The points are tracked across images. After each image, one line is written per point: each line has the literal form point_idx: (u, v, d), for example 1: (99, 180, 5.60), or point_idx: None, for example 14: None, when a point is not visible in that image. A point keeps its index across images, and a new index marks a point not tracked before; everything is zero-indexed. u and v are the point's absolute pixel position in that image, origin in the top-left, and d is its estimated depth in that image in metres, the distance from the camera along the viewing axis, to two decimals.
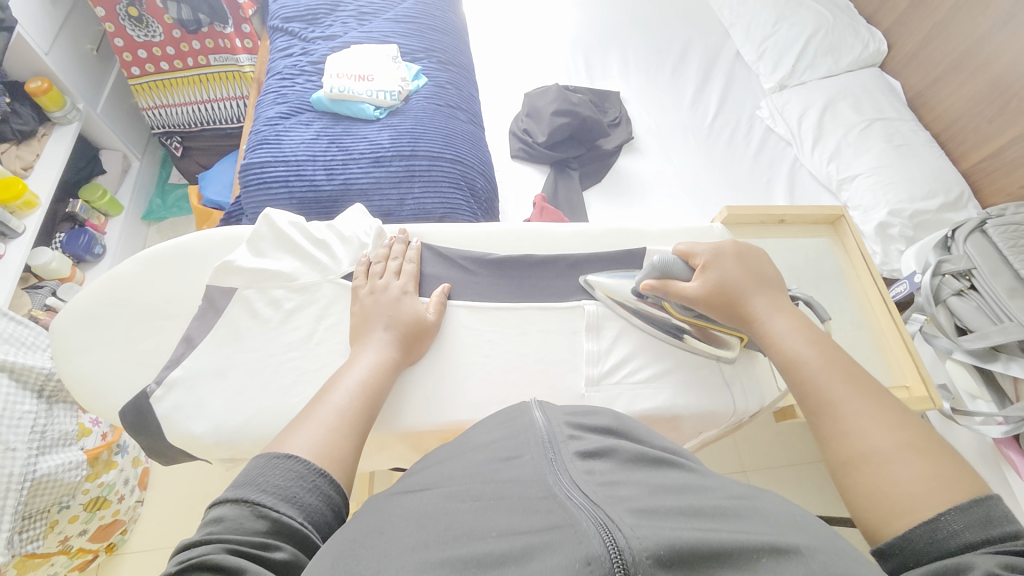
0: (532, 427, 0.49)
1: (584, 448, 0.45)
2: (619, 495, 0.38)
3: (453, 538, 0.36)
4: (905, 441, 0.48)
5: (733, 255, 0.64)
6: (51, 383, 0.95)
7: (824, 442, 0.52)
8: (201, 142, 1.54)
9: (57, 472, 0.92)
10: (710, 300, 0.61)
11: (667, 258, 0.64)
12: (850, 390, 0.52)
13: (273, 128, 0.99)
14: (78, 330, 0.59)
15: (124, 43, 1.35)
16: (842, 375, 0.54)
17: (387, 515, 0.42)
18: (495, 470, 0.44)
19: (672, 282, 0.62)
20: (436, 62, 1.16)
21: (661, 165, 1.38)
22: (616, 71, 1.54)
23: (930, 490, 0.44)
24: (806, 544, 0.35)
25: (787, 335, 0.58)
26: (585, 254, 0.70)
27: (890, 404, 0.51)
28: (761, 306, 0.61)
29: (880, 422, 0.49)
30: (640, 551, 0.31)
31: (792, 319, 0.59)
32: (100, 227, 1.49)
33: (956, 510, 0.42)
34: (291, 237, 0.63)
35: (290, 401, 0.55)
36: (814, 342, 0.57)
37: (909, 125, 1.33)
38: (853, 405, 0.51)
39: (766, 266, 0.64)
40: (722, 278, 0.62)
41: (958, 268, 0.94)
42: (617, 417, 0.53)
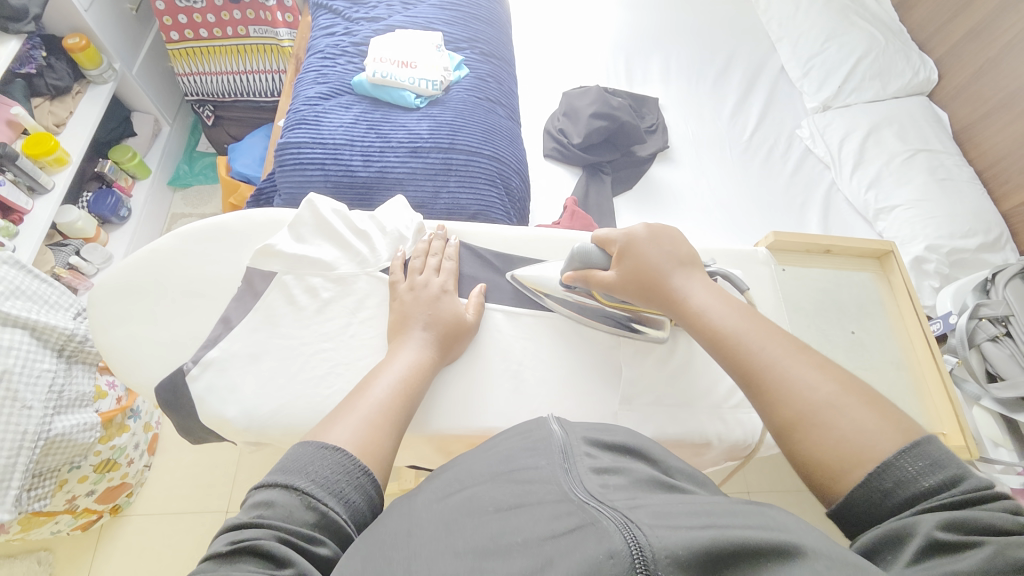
0: (550, 438, 0.48)
1: (599, 462, 0.43)
2: (637, 500, 0.37)
3: (477, 546, 0.35)
4: (838, 392, 0.46)
5: (648, 237, 0.59)
6: (71, 344, 0.95)
7: (760, 408, 0.49)
8: (232, 113, 1.54)
9: (71, 433, 0.93)
10: (630, 288, 0.59)
11: (586, 245, 0.61)
12: (775, 352, 0.50)
13: (312, 108, 0.98)
14: (114, 302, 0.59)
15: (165, 6, 1.34)
16: (765, 338, 0.51)
17: (417, 517, 0.41)
18: (520, 472, 0.43)
19: (592, 271, 0.60)
20: (479, 54, 1.14)
21: (695, 178, 1.35)
22: (656, 77, 1.51)
23: (865, 444, 0.43)
24: (809, 544, 0.33)
25: (709, 308, 0.54)
26: None
27: (814, 357, 0.50)
28: (681, 282, 0.57)
29: (809, 379, 0.47)
30: (661, 550, 0.31)
31: (711, 291, 0.56)
32: (127, 189, 1.49)
33: (893, 466, 0.41)
34: (333, 225, 0.62)
35: (322, 392, 0.55)
36: (735, 311, 0.54)
37: (953, 160, 1.30)
38: (780, 367, 0.49)
39: (681, 242, 0.60)
40: (637, 265, 0.58)
41: (996, 313, 0.91)
42: (632, 433, 0.52)
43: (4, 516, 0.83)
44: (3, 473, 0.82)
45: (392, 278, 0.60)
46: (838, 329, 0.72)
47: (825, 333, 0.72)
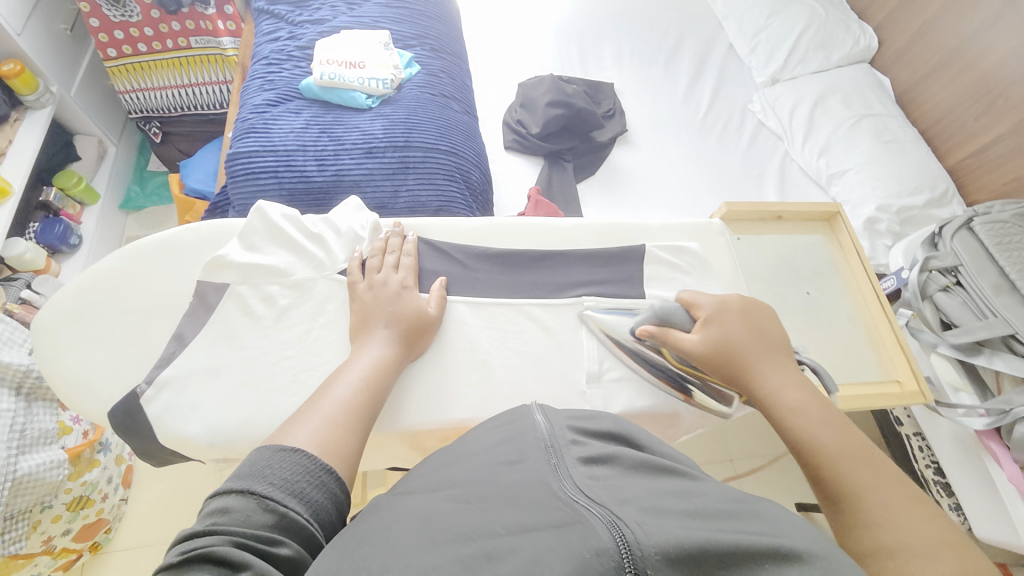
0: (534, 429, 0.48)
1: (588, 452, 0.44)
2: (625, 495, 0.37)
3: (458, 538, 0.35)
4: (935, 538, 0.41)
5: (738, 313, 0.60)
6: (29, 379, 0.92)
7: (844, 534, 0.45)
8: (182, 128, 1.49)
9: (39, 472, 0.89)
10: (712, 356, 0.58)
11: (668, 303, 0.61)
12: (871, 478, 0.47)
13: (261, 116, 0.95)
14: (62, 329, 0.57)
15: (99, 23, 1.28)
16: (863, 462, 0.48)
17: (397, 513, 0.40)
18: (497, 471, 0.44)
19: (672, 331, 0.59)
20: (429, 50, 1.13)
21: (654, 159, 1.37)
22: (610, 64, 1.53)
23: None
24: (810, 550, 0.34)
25: (802, 410, 0.53)
26: (587, 249, 0.70)
27: (918, 500, 0.45)
28: (772, 372, 0.56)
29: (908, 515, 0.43)
30: (650, 547, 0.31)
31: (801, 387, 0.55)
32: (76, 216, 1.43)
33: None
34: (284, 230, 0.61)
35: (288, 400, 0.54)
36: (833, 423, 0.51)
37: (897, 122, 1.35)
38: (877, 494, 0.45)
39: (774, 331, 0.60)
40: (726, 336, 0.58)
41: (945, 264, 0.95)
42: (617, 421, 0.52)
43: None
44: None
45: (350, 279, 0.59)
46: (795, 291, 0.75)
47: (782, 295, 0.74)
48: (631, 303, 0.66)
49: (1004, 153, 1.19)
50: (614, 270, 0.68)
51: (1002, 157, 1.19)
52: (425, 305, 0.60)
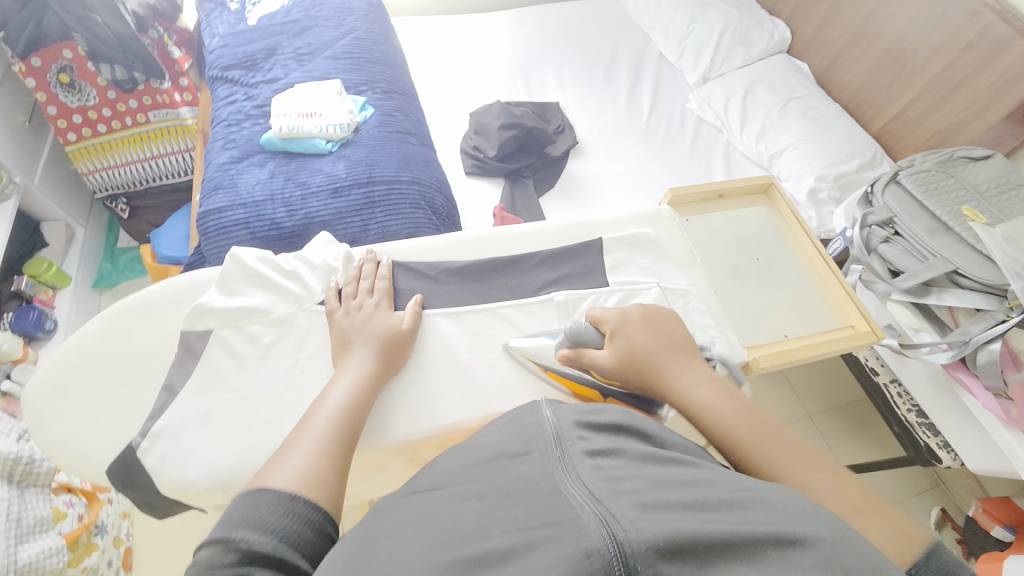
0: (541, 423, 0.47)
1: (593, 445, 0.43)
2: (623, 487, 0.37)
3: (451, 550, 0.35)
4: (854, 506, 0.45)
5: (641, 320, 0.60)
6: (19, 466, 0.96)
7: None
8: (149, 200, 1.52)
9: (39, 560, 0.91)
10: (625, 373, 0.56)
11: (578, 324, 0.60)
12: (783, 455, 0.48)
13: (226, 173, 0.99)
14: (50, 400, 0.58)
15: (57, 110, 1.31)
16: (771, 439, 0.49)
17: (405, 511, 0.42)
18: (496, 466, 0.44)
19: (585, 352, 0.58)
20: (380, 93, 1.20)
21: (609, 164, 1.46)
22: (553, 84, 1.63)
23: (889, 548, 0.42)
24: (816, 534, 0.35)
25: (713, 407, 0.52)
26: (551, 250, 0.73)
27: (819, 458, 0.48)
28: (676, 374, 0.55)
29: (830, 490, 0.45)
30: (640, 543, 0.31)
31: (709, 384, 0.54)
32: (49, 301, 1.43)
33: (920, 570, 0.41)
34: (260, 271, 0.64)
35: (283, 429, 0.56)
36: (738, 409, 0.51)
37: (820, 100, 1.47)
38: (792, 468, 0.47)
39: (677, 329, 0.59)
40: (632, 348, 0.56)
41: (881, 218, 1.04)
42: (625, 412, 0.50)
43: None
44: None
45: (328, 308, 0.62)
46: (745, 259, 0.74)
47: (736, 266, 0.73)
48: (596, 292, 0.68)
49: (922, 112, 1.30)
50: (577, 264, 0.72)
51: (922, 116, 1.30)
52: (400, 321, 0.63)
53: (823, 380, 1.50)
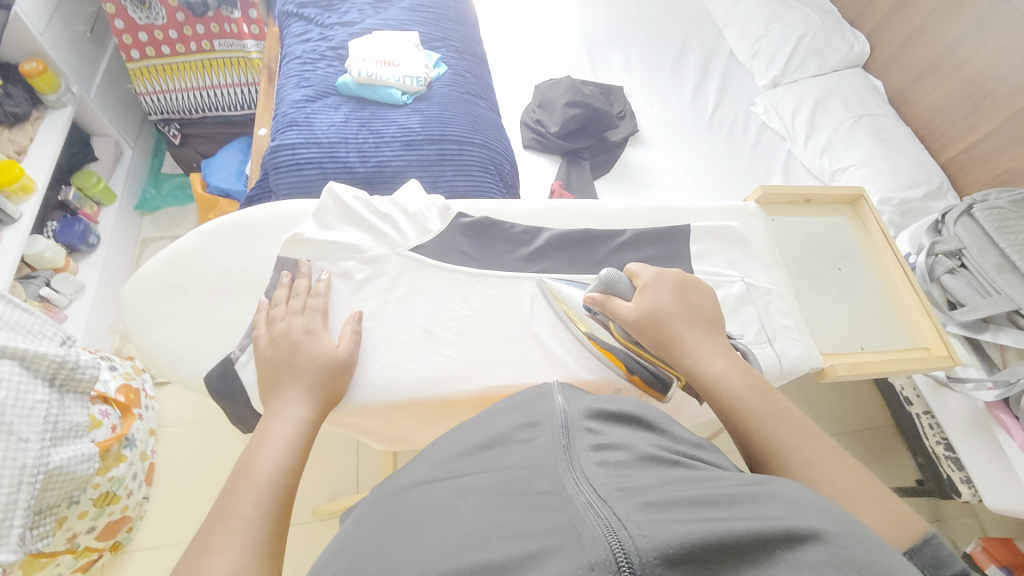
0: (550, 409, 0.47)
1: (600, 439, 0.42)
2: (629, 486, 0.36)
3: (451, 546, 0.34)
4: (854, 488, 0.45)
5: (673, 283, 0.60)
6: (63, 371, 0.90)
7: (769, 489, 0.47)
8: (202, 130, 1.52)
9: (69, 465, 0.89)
10: (641, 326, 0.57)
11: (615, 273, 0.60)
12: (789, 433, 0.48)
13: (301, 111, 0.97)
14: (152, 302, 0.61)
15: (123, 25, 1.30)
16: (777, 417, 0.50)
17: (423, 503, 0.40)
18: (513, 435, 0.46)
19: (612, 299, 0.59)
20: (454, 51, 1.18)
21: (667, 156, 1.44)
22: (619, 68, 1.60)
23: (878, 534, 0.42)
24: (828, 529, 0.33)
25: (724, 376, 0.53)
26: (633, 231, 0.71)
27: (828, 444, 0.48)
28: (694, 342, 0.56)
29: (832, 471, 0.46)
30: (648, 551, 0.29)
31: (721, 355, 0.55)
32: (94, 216, 1.43)
33: (904, 556, 0.41)
34: (357, 210, 0.64)
35: (370, 369, 0.58)
36: (751, 381, 0.53)
37: (892, 121, 1.43)
38: (795, 448, 0.47)
39: (705, 299, 0.60)
40: (656, 305, 0.57)
41: (949, 248, 1.03)
42: (640, 404, 0.51)
43: (9, 557, 0.78)
44: (3, 512, 0.77)
45: (254, 334, 0.56)
46: (827, 269, 0.75)
47: (815, 272, 0.74)
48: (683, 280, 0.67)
49: (994, 148, 1.27)
50: (662, 249, 0.69)
51: (993, 153, 1.27)
52: (335, 343, 0.57)
53: (845, 405, 1.49)
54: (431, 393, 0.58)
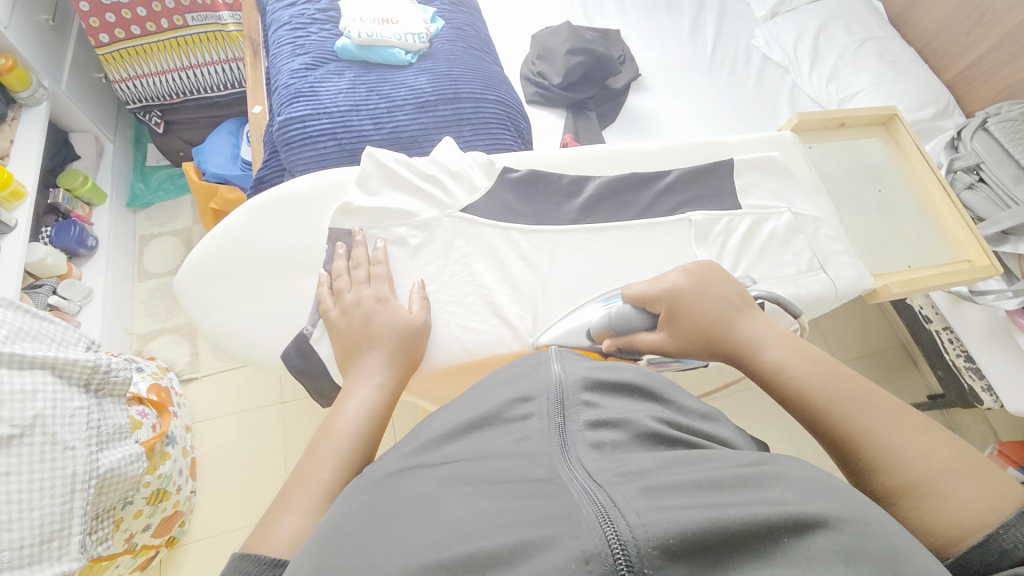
0: (547, 379, 0.45)
1: (597, 415, 0.41)
2: (628, 468, 0.35)
3: (440, 535, 0.33)
4: (937, 461, 0.42)
5: (697, 277, 0.58)
6: (97, 375, 0.84)
7: (855, 478, 0.45)
8: (184, 116, 1.44)
9: (120, 467, 0.85)
10: (683, 341, 0.56)
11: (622, 306, 0.60)
12: (870, 413, 0.46)
13: (304, 80, 0.92)
14: (209, 284, 0.66)
15: (89, 6, 1.20)
16: (855, 397, 0.47)
17: (406, 494, 0.38)
18: (507, 411, 0.43)
19: (634, 333, 0.58)
20: (449, 4, 1.10)
21: (671, 100, 1.40)
22: (613, 11, 1.53)
23: (985, 508, 0.40)
24: (835, 515, 0.32)
25: (785, 361, 0.51)
26: (681, 169, 0.74)
27: (907, 414, 0.46)
28: (750, 334, 0.54)
29: (913, 445, 0.43)
30: (646, 542, 0.29)
31: (780, 341, 0.52)
32: (87, 218, 1.38)
33: (1014, 526, 0.38)
34: (401, 173, 0.69)
35: (440, 331, 0.64)
36: (815, 364, 0.50)
37: (896, 43, 1.40)
38: (883, 429, 0.44)
39: (734, 283, 0.58)
40: (688, 309, 0.56)
41: (968, 164, 1.04)
42: (642, 371, 0.49)
43: (73, 565, 0.74)
44: (59, 522, 0.72)
45: (323, 307, 0.61)
46: (866, 190, 0.80)
47: (856, 195, 0.79)
48: (730, 214, 0.71)
49: (999, 62, 1.25)
50: (708, 185, 0.73)
51: (998, 67, 1.26)
52: (408, 311, 0.61)
53: (853, 329, 1.52)
54: (498, 347, 0.64)
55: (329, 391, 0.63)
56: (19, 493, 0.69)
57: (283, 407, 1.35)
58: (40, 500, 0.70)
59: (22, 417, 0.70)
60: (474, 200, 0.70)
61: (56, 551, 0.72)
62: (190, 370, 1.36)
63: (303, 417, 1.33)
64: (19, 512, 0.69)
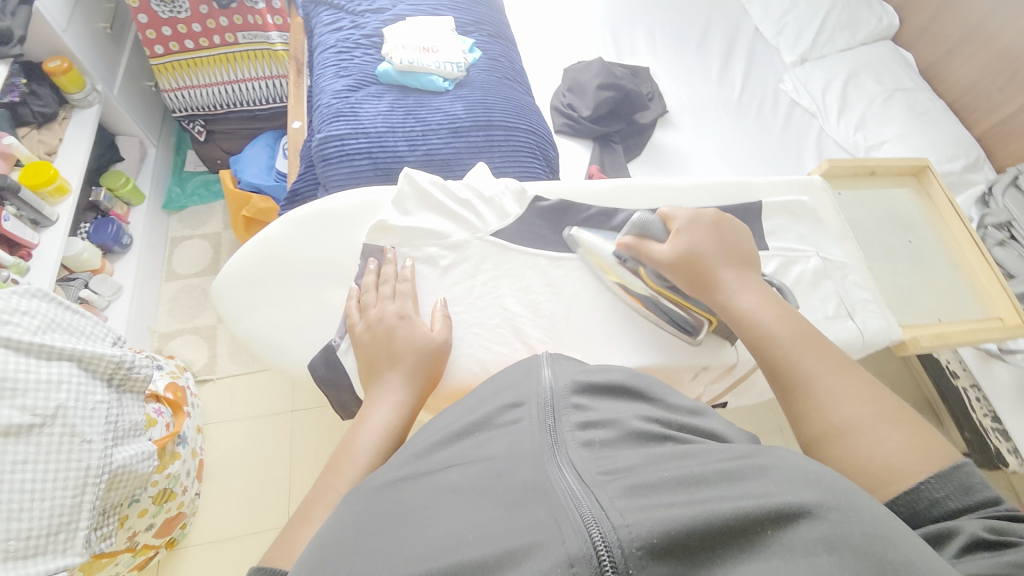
0: (537, 384, 0.46)
1: (587, 416, 0.42)
2: (614, 467, 0.36)
3: (429, 546, 0.33)
4: (879, 412, 0.48)
5: (710, 224, 0.64)
6: (121, 371, 0.85)
7: (796, 419, 0.52)
8: (225, 126, 1.50)
9: (131, 464, 0.83)
10: (676, 266, 0.62)
11: (646, 215, 0.65)
12: (821, 366, 0.52)
13: (345, 101, 0.96)
14: (243, 292, 0.68)
15: (148, 18, 1.27)
16: (812, 350, 0.54)
17: (404, 502, 0.37)
18: (495, 417, 0.44)
19: (646, 243, 0.64)
20: (487, 35, 1.15)
21: (697, 138, 1.42)
22: (644, 49, 1.58)
23: (910, 458, 0.45)
24: (817, 500, 0.32)
25: (759, 312, 0.57)
26: (710, 208, 0.74)
27: (858, 374, 0.52)
28: (733, 282, 0.61)
29: (860, 398, 0.49)
30: (629, 544, 0.30)
31: (758, 292, 0.60)
32: (124, 216, 1.43)
33: (936, 480, 0.42)
34: (435, 195, 0.72)
35: (462, 351, 0.64)
36: (783, 316, 0.57)
37: (926, 95, 1.41)
38: (828, 380, 0.51)
39: (741, 242, 0.64)
40: (692, 246, 0.62)
41: (999, 220, 1.03)
42: (630, 372, 0.50)
43: (75, 559, 0.72)
44: (68, 515, 0.72)
45: (349, 322, 0.62)
46: (898, 241, 0.81)
47: (889, 246, 0.80)
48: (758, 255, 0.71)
49: None
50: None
51: None
52: (429, 329, 0.61)
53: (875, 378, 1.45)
54: None
55: (351, 404, 0.64)
56: (33, 484, 0.69)
57: (293, 416, 1.35)
58: (53, 491, 0.70)
59: (44, 407, 0.71)
60: (504, 226, 0.72)
61: (61, 544, 0.71)
62: (207, 371, 1.38)
63: (312, 427, 1.33)
64: (31, 501, 0.69)
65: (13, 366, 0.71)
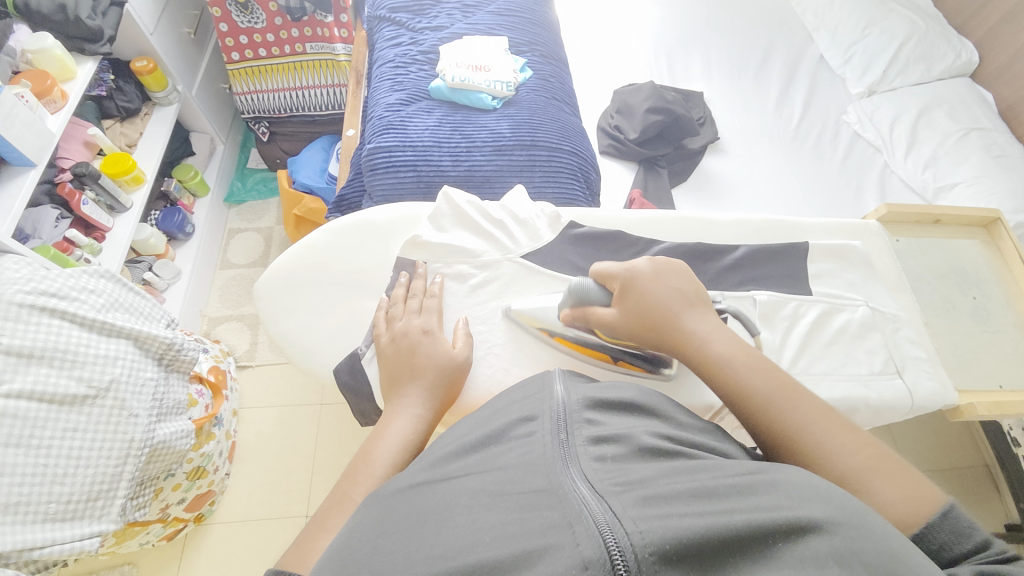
0: (550, 399, 0.45)
1: (599, 431, 0.41)
2: (628, 480, 0.35)
3: (445, 546, 0.32)
4: (866, 464, 0.45)
5: (654, 272, 0.60)
6: (170, 352, 0.91)
7: None
8: (287, 128, 1.59)
9: (171, 440, 0.87)
10: (631, 325, 0.59)
11: (585, 283, 0.62)
12: (798, 417, 0.48)
13: (397, 114, 1.00)
14: (283, 293, 0.72)
15: (228, 28, 1.38)
16: (785, 400, 0.49)
17: (425, 503, 0.37)
18: (509, 430, 0.43)
19: (590, 311, 0.61)
20: (540, 56, 1.17)
21: (748, 167, 1.37)
22: (699, 72, 1.55)
23: (902, 508, 0.42)
24: (830, 518, 0.31)
25: (726, 360, 0.53)
26: (751, 246, 0.72)
27: (836, 420, 0.48)
28: (696, 328, 0.56)
29: (841, 448, 0.46)
30: (644, 549, 0.29)
31: (727, 338, 0.55)
32: (190, 207, 1.55)
33: (932, 529, 0.41)
34: (469, 214, 0.74)
35: (482, 369, 0.65)
36: (750, 363, 0.52)
37: (1005, 136, 1.31)
38: (810, 434, 0.46)
39: (689, 280, 0.60)
40: (644, 296, 0.59)
41: None
42: (640, 390, 0.49)
43: (110, 526, 0.78)
44: (108, 483, 0.77)
45: (376, 333, 0.64)
46: (962, 296, 0.77)
47: (951, 302, 0.76)
48: (800, 299, 0.68)
49: None
50: (778, 268, 0.71)
51: None
52: (451, 345, 0.62)
53: (929, 438, 1.31)
54: None
55: (370, 411, 0.66)
56: (80, 450, 0.75)
57: (321, 408, 1.40)
58: (98, 459, 0.76)
59: (100, 379, 0.78)
60: (535, 248, 0.73)
61: (99, 510, 0.77)
62: (247, 358, 1.46)
63: (338, 423, 1.38)
64: (75, 467, 0.74)
65: (74, 339, 0.77)
